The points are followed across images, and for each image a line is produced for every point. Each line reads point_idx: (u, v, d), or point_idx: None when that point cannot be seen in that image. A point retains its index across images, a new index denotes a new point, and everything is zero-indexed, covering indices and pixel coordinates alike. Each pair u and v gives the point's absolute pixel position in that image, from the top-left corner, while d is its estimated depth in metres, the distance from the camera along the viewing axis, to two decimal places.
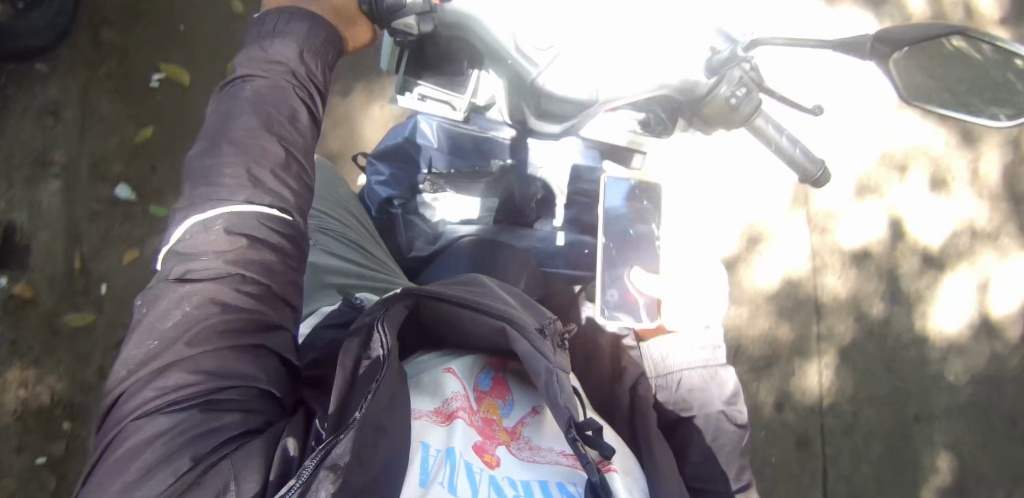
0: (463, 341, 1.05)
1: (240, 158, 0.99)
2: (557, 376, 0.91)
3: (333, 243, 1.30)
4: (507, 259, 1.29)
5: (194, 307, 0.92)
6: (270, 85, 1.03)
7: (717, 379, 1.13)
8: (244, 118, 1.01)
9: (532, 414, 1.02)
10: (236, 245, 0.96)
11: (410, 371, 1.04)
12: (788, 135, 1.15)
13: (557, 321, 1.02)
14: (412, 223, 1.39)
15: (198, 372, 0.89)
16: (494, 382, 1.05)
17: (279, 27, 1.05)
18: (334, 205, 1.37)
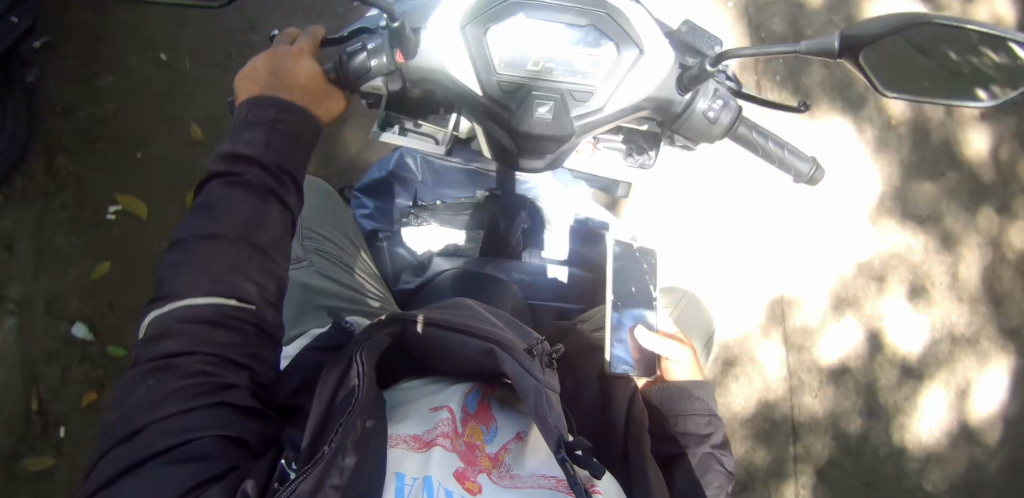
0: (446, 368, 0.98)
1: (200, 258, 0.92)
2: (547, 396, 0.86)
3: (324, 266, 1.27)
4: (498, 286, 1.22)
5: (152, 379, 0.87)
6: (235, 185, 0.95)
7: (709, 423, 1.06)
8: (208, 219, 0.94)
9: (515, 440, 0.95)
10: (191, 326, 0.89)
11: (390, 401, 0.97)
12: (776, 142, 1.08)
13: (543, 341, 0.96)
14: (396, 253, 1.32)
15: (154, 431, 0.84)
16: (478, 407, 0.97)
17: (248, 118, 0.98)
18: (330, 222, 1.33)
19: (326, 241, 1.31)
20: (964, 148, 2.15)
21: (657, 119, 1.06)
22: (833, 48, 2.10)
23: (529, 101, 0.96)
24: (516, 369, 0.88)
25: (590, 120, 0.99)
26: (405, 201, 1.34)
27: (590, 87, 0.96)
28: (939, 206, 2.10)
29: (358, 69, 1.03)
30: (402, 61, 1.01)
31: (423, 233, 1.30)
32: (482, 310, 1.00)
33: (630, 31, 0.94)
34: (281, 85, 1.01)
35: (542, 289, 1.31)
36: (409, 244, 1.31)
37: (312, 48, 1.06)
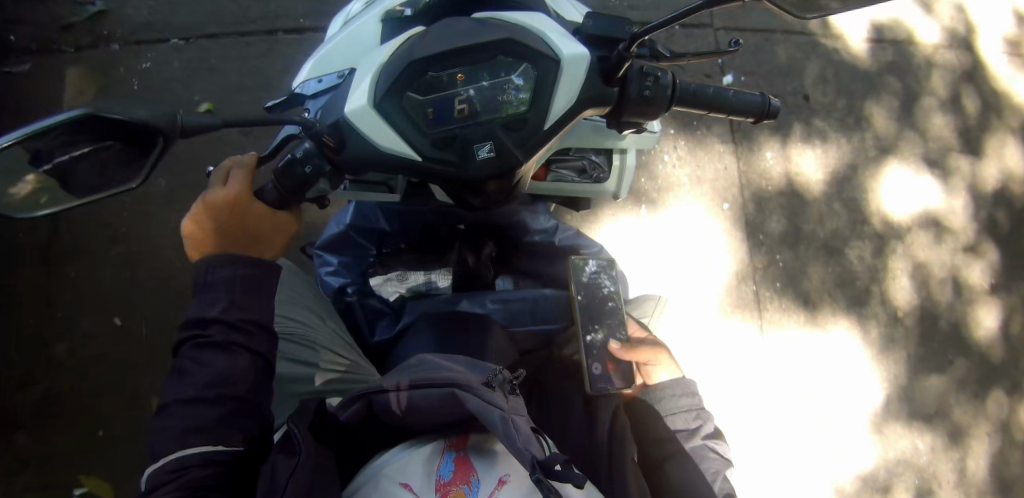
0: (415, 425, 0.91)
1: (183, 420, 0.93)
2: (513, 421, 0.81)
3: (292, 350, 1.22)
4: (480, 329, 1.11)
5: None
6: (207, 347, 0.96)
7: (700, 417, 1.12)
8: (185, 382, 0.95)
9: (501, 488, 0.86)
10: (185, 473, 0.90)
11: (360, 481, 0.89)
12: (718, 89, 1.02)
13: (502, 370, 0.91)
14: (367, 305, 1.24)
15: None
16: (457, 466, 0.88)
17: (208, 279, 0.98)
18: (291, 305, 1.26)
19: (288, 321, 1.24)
20: (975, 329, 2.07)
21: (603, 111, 1.00)
22: (838, 242, 1.97)
23: (467, 150, 0.92)
24: (477, 405, 0.83)
25: (532, 142, 0.94)
26: (371, 248, 1.25)
27: (524, 112, 0.91)
28: (947, 401, 2.02)
29: (291, 172, 0.98)
30: (333, 157, 0.97)
31: (393, 280, 1.23)
32: (439, 360, 0.96)
33: (542, 53, 0.90)
34: (227, 238, 1.02)
35: (525, 316, 1.18)
36: (381, 292, 1.23)
37: (245, 191, 1.00)
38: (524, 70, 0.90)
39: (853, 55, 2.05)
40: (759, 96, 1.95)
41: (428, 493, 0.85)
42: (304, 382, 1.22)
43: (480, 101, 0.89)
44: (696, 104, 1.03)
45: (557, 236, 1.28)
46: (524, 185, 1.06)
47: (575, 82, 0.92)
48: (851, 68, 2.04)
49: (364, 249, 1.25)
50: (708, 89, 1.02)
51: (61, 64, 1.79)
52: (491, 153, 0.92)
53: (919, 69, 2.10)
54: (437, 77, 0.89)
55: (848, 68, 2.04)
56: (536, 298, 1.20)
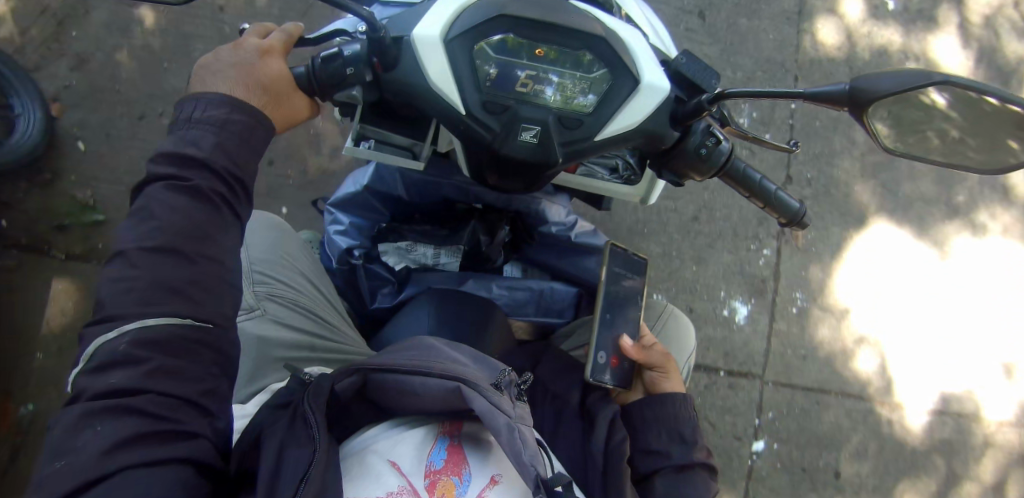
0: (413, 409, 0.90)
1: (149, 276, 0.78)
2: (519, 431, 0.83)
3: (282, 313, 1.17)
4: (483, 314, 1.16)
5: (105, 429, 0.73)
6: (185, 193, 0.80)
7: (690, 431, 1.03)
8: (152, 230, 0.79)
9: (491, 486, 0.87)
10: (149, 360, 0.76)
11: (349, 455, 0.88)
12: (766, 181, 1.05)
13: (511, 372, 0.93)
14: (372, 271, 1.26)
15: (129, 410, 0.74)
16: (449, 454, 0.89)
17: (194, 116, 0.82)
18: (280, 267, 1.20)
19: (277, 283, 1.19)
20: None
21: (656, 148, 0.99)
22: None
23: (514, 125, 0.86)
24: (485, 407, 0.84)
25: (579, 150, 0.90)
26: (384, 214, 1.25)
27: (584, 113, 0.87)
28: None
29: (332, 69, 0.88)
30: (380, 70, 0.89)
31: (399, 250, 1.24)
32: (443, 347, 0.96)
33: (627, 63, 0.87)
34: (234, 78, 0.84)
35: (527, 307, 1.28)
36: (386, 259, 1.24)
37: (285, 47, 0.89)
38: (602, 76, 0.87)
39: (905, 432, 2.06)
40: (785, 471, 1.99)
41: (417, 479, 0.85)
42: (284, 346, 1.14)
43: (553, 88, 0.85)
44: (737, 185, 1.06)
45: (573, 232, 1.26)
46: (546, 180, 0.99)
47: (644, 109, 0.90)
48: (896, 443, 2.05)
49: (378, 213, 1.24)
50: (753, 174, 1.05)
51: (47, 272, 1.69)
52: (534, 139, 0.87)
53: (972, 452, 2.10)
54: (519, 43, 0.84)
55: (893, 455, 2.04)
56: (542, 291, 1.28)
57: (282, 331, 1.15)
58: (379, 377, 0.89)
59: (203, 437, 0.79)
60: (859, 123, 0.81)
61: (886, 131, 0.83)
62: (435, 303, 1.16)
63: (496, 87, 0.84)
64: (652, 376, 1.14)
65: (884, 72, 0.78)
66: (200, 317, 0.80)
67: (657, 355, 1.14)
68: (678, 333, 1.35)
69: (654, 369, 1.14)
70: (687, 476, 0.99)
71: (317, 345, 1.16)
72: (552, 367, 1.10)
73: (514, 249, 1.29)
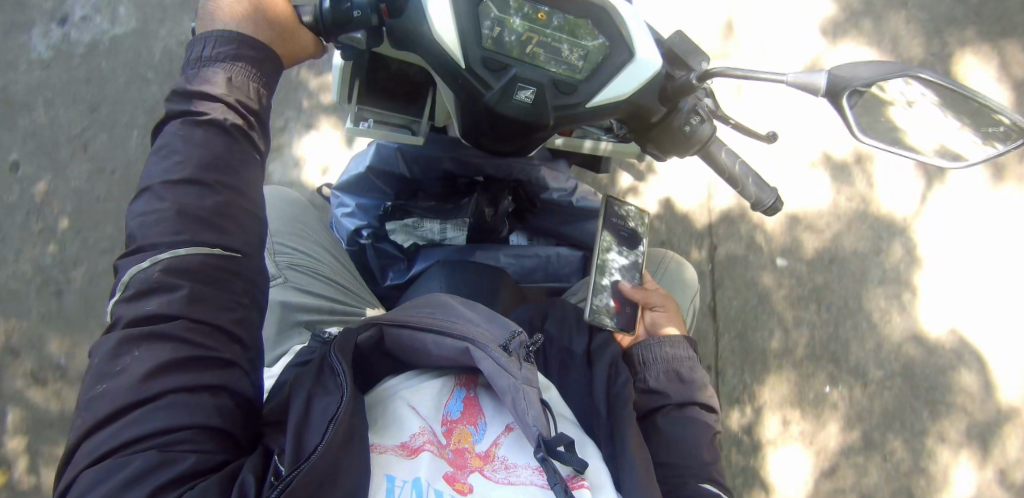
0: (430, 362, 0.96)
1: (173, 206, 0.85)
2: (524, 390, 0.87)
3: (303, 282, 1.23)
4: (493, 281, 1.22)
5: (142, 355, 0.80)
6: (203, 126, 0.88)
7: (692, 376, 1.11)
8: (174, 164, 0.86)
9: (506, 434, 0.92)
10: (180, 288, 0.83)
11: (373, 403, 0.94)
12: (744, 167, 1.09)
13: (521, 334, 0.94)
14: (381, 248, 1.32)
15: (166, 339, 0.81)
16: (464, 406, 0.95)
17: (203, 54, 0.89)
18: (300, 243, 1.29)
19: (298, 257, 1.27)
20: None
21: (647, 120, 1.02)
22: None
23: (511, 84, 0.90)
24: (490, 369, 0.88)
25: (570, 115, 0.95)
26: (388, 193, 1.30)
27: (579, 77, 0.92)
28: None
29: (338, 12, 0.91)
30: (388, 17, 0.92)
31: (406, 227, 1.28)
32: (454, 304, 1.00)
33: (624, 34, 0.92)
34: (242, 13, 0.91)
35: (535, 273, 1.35)
36: (394, 238, 1.29)
37: None
38: (601, 45, 0.91)
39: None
40: None
41: (435, 425, 0.92)
42: (304, 310, 1.19)
43: (556, 51, 0.90)
44: (714, 167, 1.10)
45: (574, 197, 1.32)
46: (539, 145, 1.04)
47: (636, 81, 0.94)
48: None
49: (382, 192, 1.29)
50: (729, 157, 1.09)
51: None
52: (529, 98, 0.91)
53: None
54: (523, 6, 0.89)
55: None
56: (549, 256, 1.35)
57: (303, 297, 1.21)
58: (394, 333, 0.94)
59: (238, 367, 0.86)
60: (838, 112, 0.80)
61: (926, 113, 0.88)
62: (446, 271, 1.22)
63: (497, 45, 0.89)
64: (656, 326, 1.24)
65: (858, 63, 0.78)
66: (226, 246, 0.87)
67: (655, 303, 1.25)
68: (684, 284, 1.44)
69: (654, 309, 1.25)
70: (687, 418, 1.08)
71: (337, 308, 1.22)
72: (559, 316, 1.17)
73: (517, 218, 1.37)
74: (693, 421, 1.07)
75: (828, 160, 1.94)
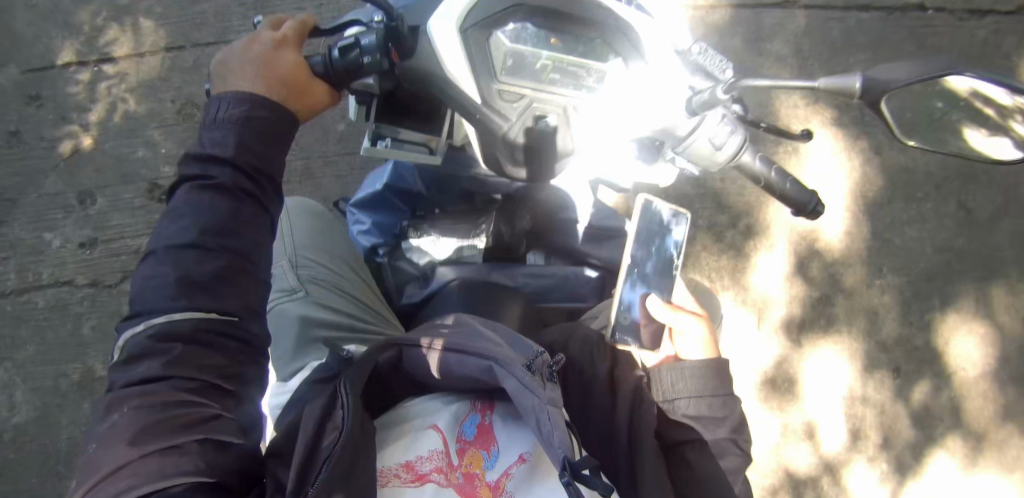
0: (449, 384, 0.92)
1: (176, 271, 0.84)
2: (549, 411, 0.82)
3: (323, 296, 1.23)
4: (503, 302, 1.17)
5: (127, 413, 0.80)
6: (213, 189, 0.86)
7: (723, 406, 1.07)
8: (184, 226, 0.85)
9: (519, 462, 0.87)
10: (171, 348, 0.83)
11: (383, 431, 0.91)
12: (778, 171, 0.96)
13: (544, 354, 0.90)
14: (398, 268, 1.27)
15: (151, 397, 0.81)
16: (480, 429, 0.90)
17: (217, 117, 0.88)
18: (322, 258, 1.29)
19: (319, 271, 1.27)
20: None
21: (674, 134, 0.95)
22: None
23: (530, 112, 0.88)
24: (516, 388, 0.84)
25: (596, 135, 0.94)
26: (405, 211, 1.28)
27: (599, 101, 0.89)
28: None
29: (346, 61, 0.90)
30: (396, 59, 0.90)
31: (424, 246, 1.26)
32: (477, 324, 0.97)
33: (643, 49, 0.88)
34: (256, 73, 0.89)
35: (553, 294, 1.26)
36: (410, 256, 1.26)
37: (297, 36, 0.92)
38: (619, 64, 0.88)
39: None
40: None
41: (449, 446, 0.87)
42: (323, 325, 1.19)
43: (575, 79, 0.87)
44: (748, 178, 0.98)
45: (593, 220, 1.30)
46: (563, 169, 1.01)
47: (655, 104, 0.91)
48: None
49: (401, 211, 1.28)
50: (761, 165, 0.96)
51: None
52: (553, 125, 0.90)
53: None
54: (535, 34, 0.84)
55: None
56: (566, 276, 1.27)
57: (323, 312, 1.21)
58: (416, 353, 0.91)
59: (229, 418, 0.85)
60: (876, 114, 0.81)
61: None
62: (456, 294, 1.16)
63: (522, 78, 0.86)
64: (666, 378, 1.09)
65: (897, 64, 0.76)
66: (223, 310, 0.86)
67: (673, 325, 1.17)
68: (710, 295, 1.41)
69: None
70: (718, 455, 1.03)
71: (357, 326, 1.21)
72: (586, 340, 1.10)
73: (535, 235, 1.30)
74: (727, 450, 1.03)
75: (789, 476, 1.90)
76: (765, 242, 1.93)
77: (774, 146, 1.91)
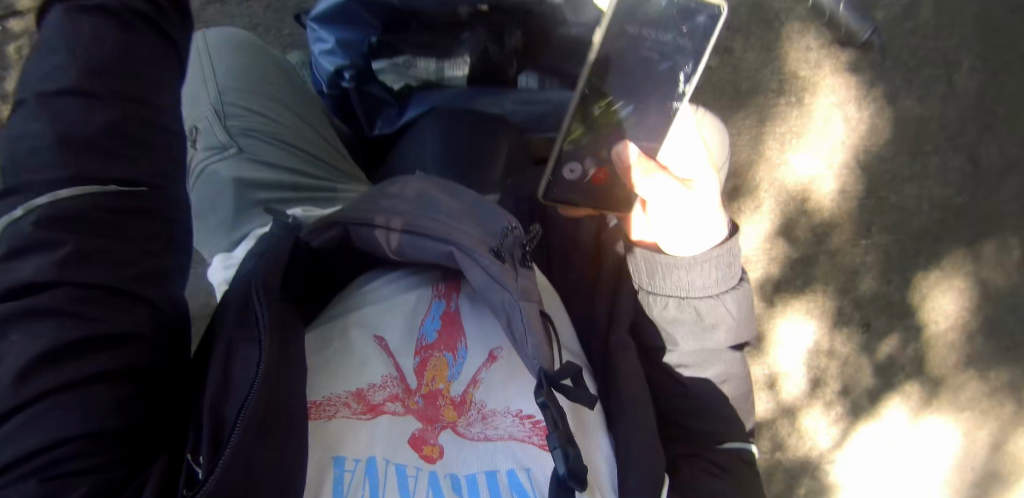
0: (403, 260, 0.74)
1: (50, 124, 0.59)
2: (525, 311, 0.68)
3: (257, 149, 0.91)
4: (489, 134, 1.04)
5: (20, 342, 0.55)
6: (95, 12, 0.62)
7: (715, 311, 0.87)
8: (58, 63, 0.61)
9: (489, 366, 0.73)
10: (66, 243, 0.57)
11: (316, 327, 0.74)
12: None
13: (517, 231, 0.72)
14: (368, 91, 1.09)
15: (47, 315, 0.56)
16: (442, 324, 0.75)
17: None
18: (249, 99, 0.95)
19: (247, 115, 0.93)
20: None
21: None
22: None
23: None
24: (484, 282, 0.69)
25: None
26: (373, 27, 1.03)
27: None
28: None
29: None
30: None
31: (397, 67, 1.08)
32: (423, 183, 0.75)
33: None
34: None
35: (547, 122, 1.12)
36: (383, 78, 1.09)
37: None
38: None
39: None
40: None
41: (406, 353, 0.73)
42: (267, 188, 0.88)
43: None
44: None
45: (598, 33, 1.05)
46: None
47: None
48: None
49: (371, 27, 1.03)
50: None
51: None
52: None
53: None
54: None
55: None
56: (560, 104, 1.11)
57: (258, 170, 0.89)
58: (363, 236, 0.72)
59: (140, 348, 0.60)
60: None
61: None
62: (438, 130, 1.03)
63: None
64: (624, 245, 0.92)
65: None
66: (124, 180, 0.61)
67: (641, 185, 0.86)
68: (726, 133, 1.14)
69: None
70: (710, 364, 0.90)
71: (308, 183, 0.92)
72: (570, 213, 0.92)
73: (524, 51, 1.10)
74: (711, 361, 0.90)
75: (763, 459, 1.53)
76: (752, 205, 1.48)
77: (776, 96, 1.46)
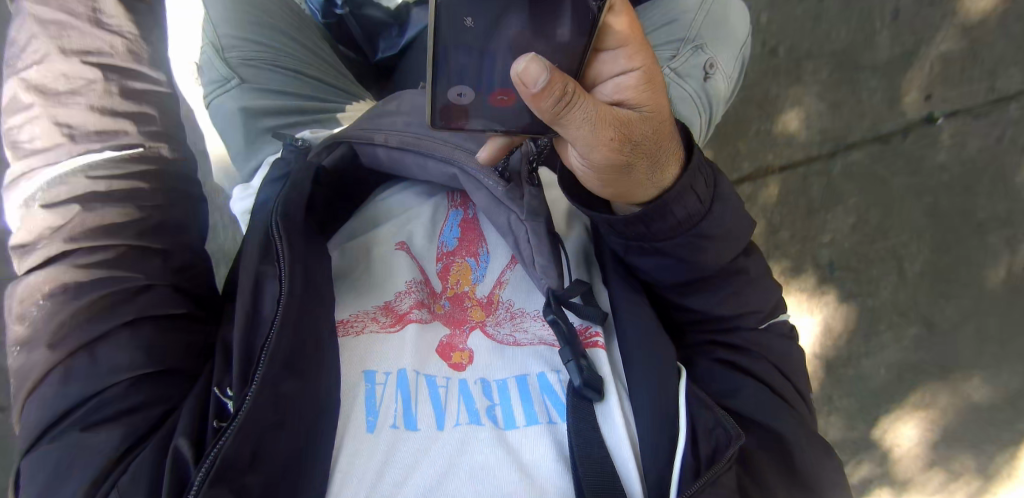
0: (415, 176, 0.78)
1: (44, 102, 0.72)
2: (534, 222, 0.72)
3: (260, 77, 0.90)
4: None
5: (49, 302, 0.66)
6: None
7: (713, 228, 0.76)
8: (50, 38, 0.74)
9: (514, 269, 0.75)
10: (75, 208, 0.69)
11: (339, 243, 0.77)
12: None
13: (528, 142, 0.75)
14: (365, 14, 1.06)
15: (72, 270, 0.67)
16: (461, 232, 0.78)
17: None
18: (247, 27, 0.92)
19: (246, 44, 0.91)
20: None
21: None
22: None
23: None
24: (487, 202, 0.74)
25: None
26: None
27: None
28: None
29: None
30: None
31: None
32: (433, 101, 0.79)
33: None
34: None
35: None
36: None
37: None
38: None
39: None
40: None
41: (428, 260, 0.76)
42: (275, 113, 0.87)
43: None
44: None
45: None
46: None
47: None
48: None
49: None
50: None
51: None
52: None
53: None
54: None
55: None
56: None
57: (264, 98, 0.88)
58: (376, 152, 0.76)
59: (162, 291, 0.71)
60: None
61: None
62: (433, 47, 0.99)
63: None
64: (579, 162, 0.71)
65: None
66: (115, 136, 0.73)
67: (576, 108, 0.62)
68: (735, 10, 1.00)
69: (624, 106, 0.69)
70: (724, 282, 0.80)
71: (313, 107, 0.91)
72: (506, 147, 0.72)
73: None
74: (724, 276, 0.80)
75: None
76: None
77: None
